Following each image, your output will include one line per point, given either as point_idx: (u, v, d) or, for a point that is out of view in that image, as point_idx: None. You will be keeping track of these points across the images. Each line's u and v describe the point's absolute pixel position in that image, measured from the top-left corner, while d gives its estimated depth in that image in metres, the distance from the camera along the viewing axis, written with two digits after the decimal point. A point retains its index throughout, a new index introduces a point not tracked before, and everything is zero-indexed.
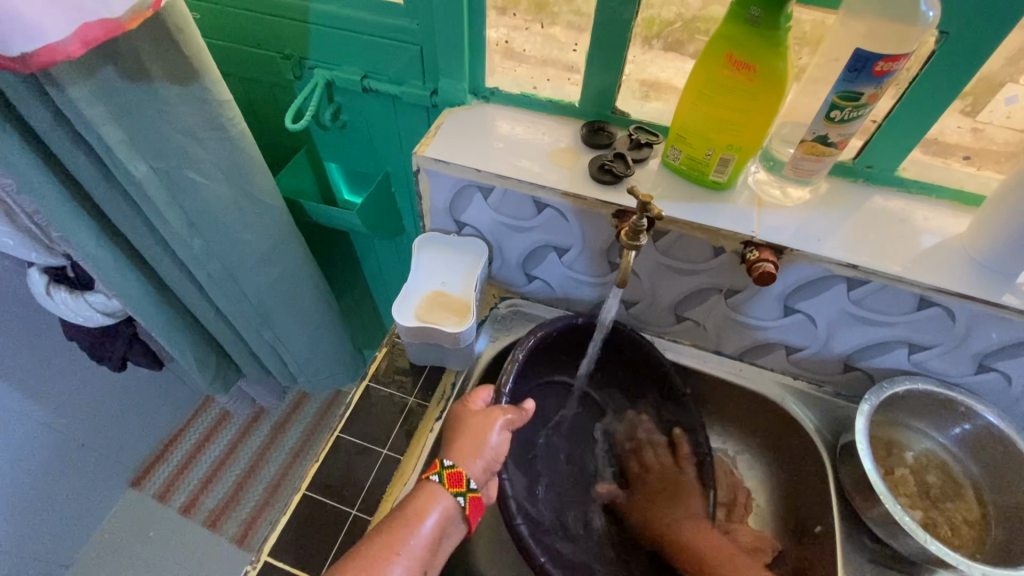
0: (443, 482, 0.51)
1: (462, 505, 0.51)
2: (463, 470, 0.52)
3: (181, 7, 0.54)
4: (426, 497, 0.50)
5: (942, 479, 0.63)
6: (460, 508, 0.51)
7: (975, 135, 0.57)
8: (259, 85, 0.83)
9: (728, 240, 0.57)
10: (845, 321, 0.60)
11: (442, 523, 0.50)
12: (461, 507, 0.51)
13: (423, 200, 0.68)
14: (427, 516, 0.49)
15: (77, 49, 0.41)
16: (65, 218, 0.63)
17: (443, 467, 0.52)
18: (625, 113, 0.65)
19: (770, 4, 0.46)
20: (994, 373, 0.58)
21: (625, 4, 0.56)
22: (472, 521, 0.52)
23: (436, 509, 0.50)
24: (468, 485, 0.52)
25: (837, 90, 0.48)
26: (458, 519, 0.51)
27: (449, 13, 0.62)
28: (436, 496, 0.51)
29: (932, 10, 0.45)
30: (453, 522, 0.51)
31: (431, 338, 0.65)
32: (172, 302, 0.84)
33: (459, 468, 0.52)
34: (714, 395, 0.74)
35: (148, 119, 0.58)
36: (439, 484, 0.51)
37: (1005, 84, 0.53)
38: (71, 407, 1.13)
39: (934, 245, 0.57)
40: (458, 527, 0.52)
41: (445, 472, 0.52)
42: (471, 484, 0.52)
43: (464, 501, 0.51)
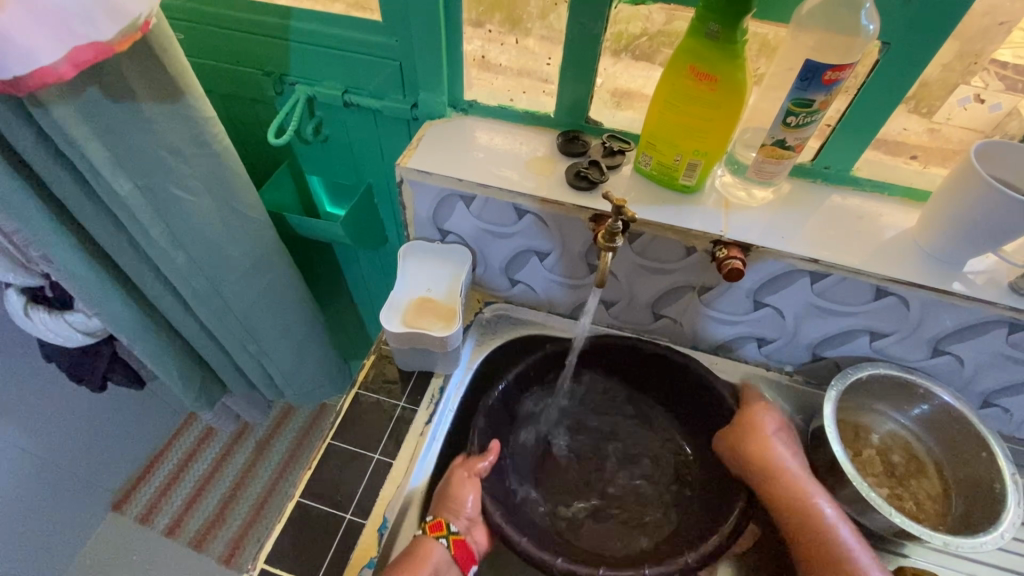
0: (427, 532, 0.57)
1: (449, 548, 0.56)
2: (443, 518, 0.58)
3: (164, 27, 0.55)
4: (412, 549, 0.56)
5: (906, 459, 0.67)
6: (447, 550, 0.56)
7: (933, 134, 0.62)
8: (238, 100, 0.83)
9: (699, 240, 0.60)
10: (811, 313, 0.64)
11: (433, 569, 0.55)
12: (447, 549, 0.56)
13: (407, 210, 0.70)
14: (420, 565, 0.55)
15: (67, 71, 0.42)
16: (48, 237, 0.63)
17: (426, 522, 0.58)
18: (598, 123, 0.69)
19: (727, 21, 0.49)
20: (948, 356, 0.63)
21: (594, 20, 0.59)
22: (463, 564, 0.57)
23: (423, 556, 0.55)
24: (449, 529, 0.57)
25: (792, 98, 0.52)
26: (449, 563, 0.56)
27: (427, 29, 0.64)
28: (421, 549, 0.56)
29: (872, 24, 0.49)
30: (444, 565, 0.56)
31: (419, 344, 0.67)
32: (156, 319, 0.84)
33: (438, 517, 0.58)
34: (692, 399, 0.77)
35: (133, 138, 0.58)
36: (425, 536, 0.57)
37: (959, 87, 0.58)
38: (49, 430, 1.10)
39: (887, 239, 0.61)
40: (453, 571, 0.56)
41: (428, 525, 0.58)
42: (451, 527, 0.57)
43: (447, 542, 0.56)
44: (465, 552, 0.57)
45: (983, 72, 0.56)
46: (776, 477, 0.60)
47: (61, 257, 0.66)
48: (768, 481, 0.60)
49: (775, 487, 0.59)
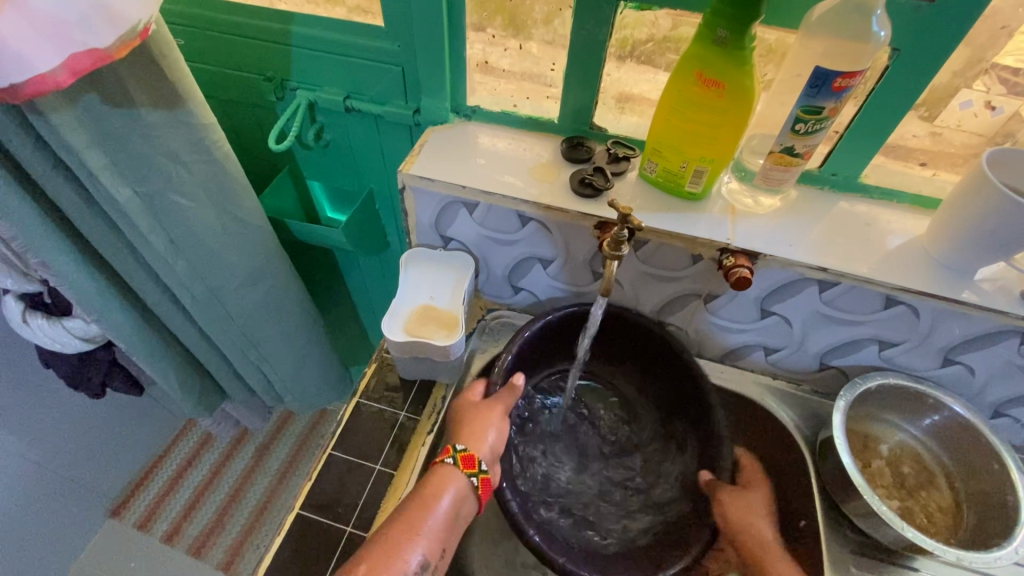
0: (457, 463, 0.55)
1: (475, 485, 0.55)
2: (475, 451, 0.56)
3: (165, 33, 0.55)
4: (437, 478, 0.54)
5: (916, 469, 0.66)
6: (472, 488, 0.55)
7: (933, 139, 0.61)
8: (239, 105, 0.83)
9: (706, 248, 0.59)
10: (819, 322, 0.63)
11: (455, 501, 0.54)
12: (473, 487, 0.55)
13: (408, 217, 0.69)
14: (442, 495, 0.53)
15: (66, 78, 0.41)
16: (47, 245, 0.63)
17: (455, 450, 0.56)
18: (602, 129, 0.68)
19: (735, 26, 0.48)
20: (959, 366, 0.62)
21: (599, 26, 0.59)
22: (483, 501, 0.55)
23: (448, 490, 0.54)
24: (479, 467, 0.55)
25: (801, 105, 0.51)
26: (471, 497, 0.55)
27: (429, 34, 0.63)
28: (447, 478, 0.54)
29: (883, 30, 0.48)
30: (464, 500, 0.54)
31: (421, 352, 0.66)
32: (156, 326, 0.83)
33: (470, 450, 0.56)
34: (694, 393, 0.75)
35: (132, 145, 0.58)
36: (452, 467, 0.55)
37: (957, 92, 0.57)
38: (47, 436, 1.09)
39: (896, 247, 0.60)
40: (473, 506, 0.55)
41: (458, 455, 0.55)
42: (482, 466, 0.55)
43: (476, 481, 0.55)
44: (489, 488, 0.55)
45: (984, 75, 0.55)
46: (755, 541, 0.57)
47: (59, 264, 0.65)
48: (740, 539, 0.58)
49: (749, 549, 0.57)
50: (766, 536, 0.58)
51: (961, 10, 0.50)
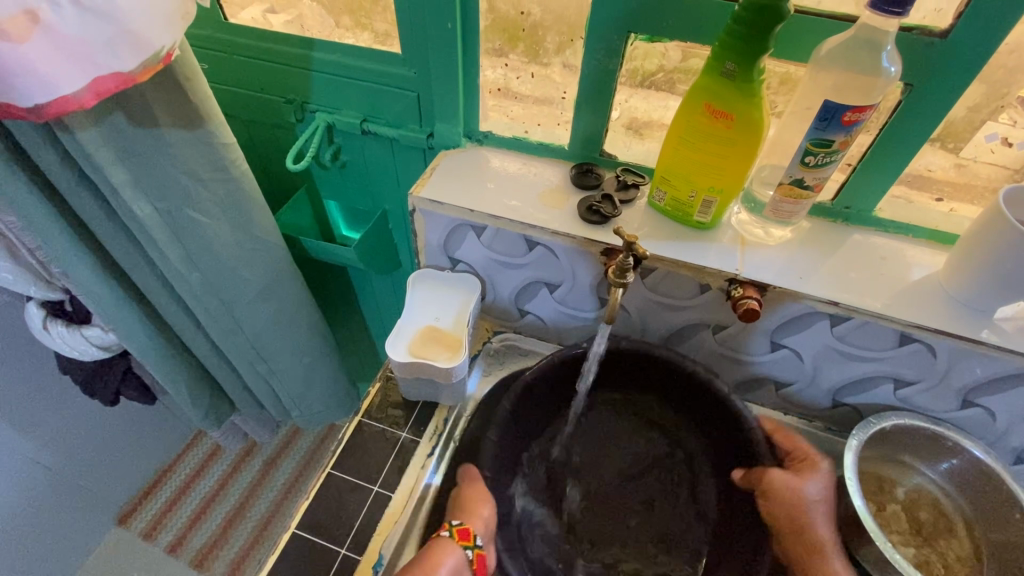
0: (453, 536, 0.54)
1: (469, 560, 0.53)
2: (471, 525, 0.55)
3: (190, 57, 0.57)
4: (437, 552, 0.53)
5: (933, 515, 0.64)
6: (467, 561, 0.53)
7: (960, 170, 0.60)
8: (261, 126, 0.85)
9: (714, 278, 0.59)
10: (831, 357, 0.62)
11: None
12: (469, 562, 0.53)
13: (418, 238, 0.70)
14: (439, 566, 0.52)
15: (89, 99, 0.43)
16: (68, 255, 0.65)
17: (452, 524, 0.55)
18: (612, 156, 0.69)
19: (743, 59, 0.48)
20: (979, 408, 0.59)
21: (611, 57, 0.60)
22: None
23: (446, 559, 0.52)
24: (475, 540, 0.54)
25: (810, 137, 0.51)
26: (466, 572, 0.53)
27: (445, 60, 0.65)
28: (443, 549, 0.53)
29: (893, 65, 0.48)
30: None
31: (424, 374, 0.66)
32: (170, 337, 0.85)
33: (467, 524, 0.55)
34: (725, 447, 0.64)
35: (155, 163, 0.60)
36: (449, 538, 0.54)
37: (985, 123, 0.56)
38: (62, 440, 1.11)
39: (911, 282, 0.59)
40: None
41: (454, 528, 0.55)
42: (477, 540, 0.54)
43: (471, 555, 0.54)
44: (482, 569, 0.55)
45: (1009, 109, 0.54)
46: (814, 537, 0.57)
47: (80, 274, 0.68)
48: (795, 526, 0.58)
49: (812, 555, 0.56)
50: (822, 532, 0.57)
51: (976, 47, 0.49)
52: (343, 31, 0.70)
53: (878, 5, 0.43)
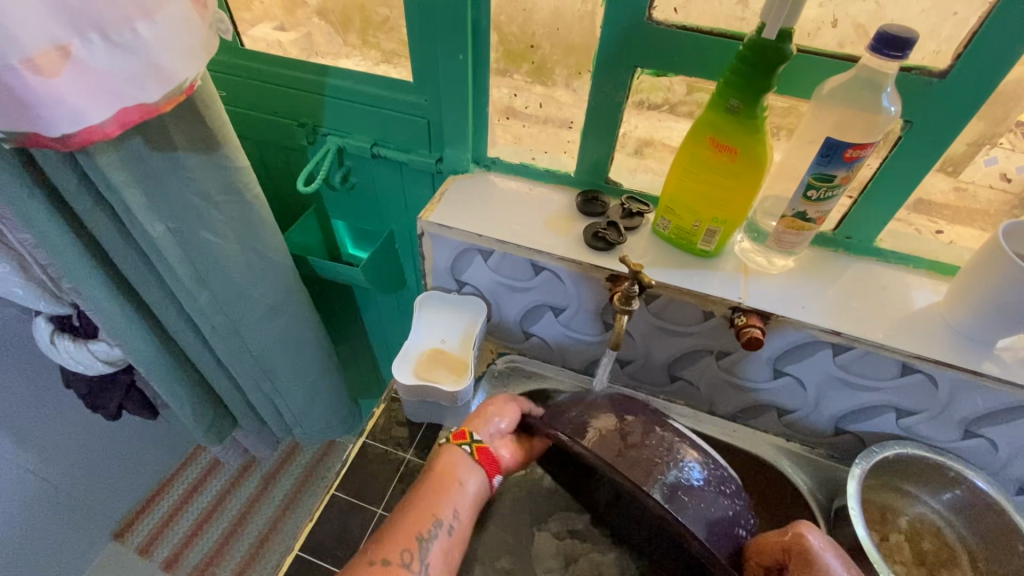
0: (451, 441, 0.59)
1: (471, 453, 0.58)
2: (466, 427, 0.60)
3: (210, 86, 0.58)
4: (446, 457, 0.58)
5: (937, 546, 0.63)
6: (470, 457, 0.58)
7: (959, 193, 0.61)
8: (272, 147, 0.87)
9: (717, 305, 0.59)
10: (833, 386, 0.62)
11: (461, 477, 0.57)
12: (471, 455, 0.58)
13: (426, 260, 0.71)
14: (444, 470, 0.57)
15: (113, 129, 0.45)
16: (79, 272, 0.66)
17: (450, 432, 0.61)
18: (618, 184, 0.70)
19: (747, 98, 0.50)
20: (981, 439, 0.60)
21: (618, 89, 0.61)
22: (490, 469, 0.58)
23: (445, 461, 0.58)
24: (472, 437, 0.59)
25: (812, 172, 0.52)
26: (472, 465, 0.58)
27: (456, 87, 0.66)
28: (448, 454, 0.58)
29: (894, 105, 0.49)
30: (467, 471, 0.57)
31: (429, 396, 0.66)
32: (176, 353, 0.86)
33: (462, 427, 0.61)
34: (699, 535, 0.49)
35: (170, 186, 0.61)
36: (447, 444, 0.59)
37: (985, 149, 0.57)
38: (62, 453, 1.11)
39: (912, 312, 0.59)
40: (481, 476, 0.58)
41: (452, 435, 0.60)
42: (473, 436, 0.59)
43: (470, 449, 0.58)
44: (490, 460, 0.59)
45: (1008, 134, 0.55)
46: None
47: (90, 291, 0.68)
48: None
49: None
50: None
51: (975, 85, 0.50)
52: (350, 49, 0.72)
53: (878, 49, 0.44)
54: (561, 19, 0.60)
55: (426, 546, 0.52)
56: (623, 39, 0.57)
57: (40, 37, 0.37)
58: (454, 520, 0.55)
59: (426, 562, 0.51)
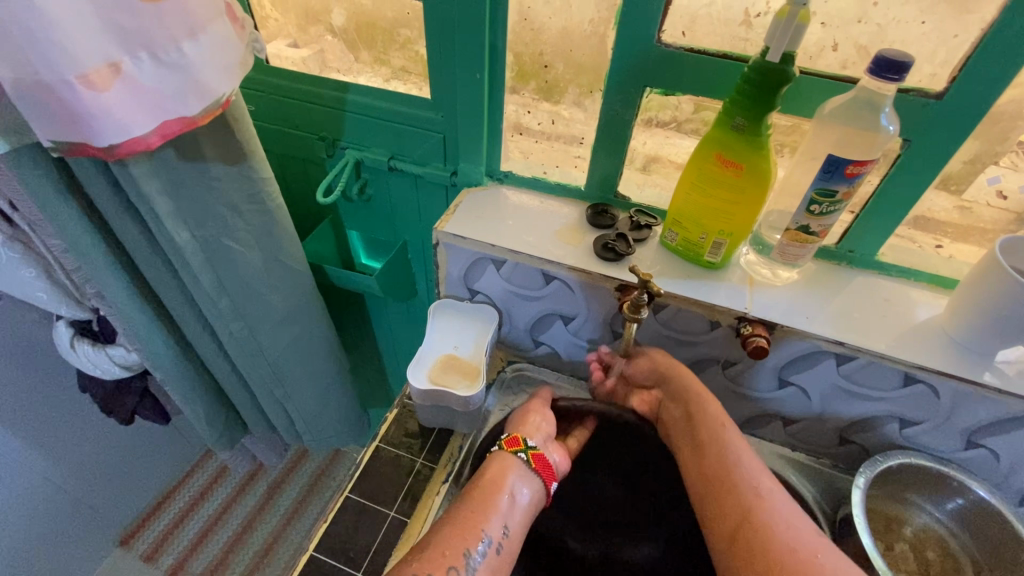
0: (504, 448, 0.62)
1: (525, 461, 0.61)
2: (518, 434, 0.63)
3: (239, 100, 0.61)
4: (501, 463, 0.60)
5: (941, 556, 0.64)
6: (525, 463, 0.61)
7: (962, 212, 0.62)
8: (291, 159, 0.90)
9: (723, 315, 0.61)
10: (837, 396, 0.64)
11: (515, 483, 0.60)
12: (527, 462, 0.61)
13: (440, 270, 0.74)
14: (499, 479, 0.59)
15: (155, 141, 0.47)
16: (106, 277, 0.68)
17: (502, 439, 0.63)
18: (626, 198, 0.73)
19: (752, 116, 0.52)
20: (983, 449, 0.61)
21: (627, 107, 0.64)
22: (545, 478, 0.61)
23: (504, 465, 0.60)
24: (526, 444, 0.62)
25: (815, 187, 0.54)
26: (528, 473, 0.61)
27: (471, 104, 0.69)
28: (502, 461, 0.61)
29: (892, 124, 0.51)
30: (519, 478, 0.60)
31: (442, 401, 0.68)
32: (192, 358, 0.88)
33: (514, 434, 0.63)
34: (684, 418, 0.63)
35: (198, 195, 0.64)
36: (502, 451, 0.62)
37: (987, 168, 0.58)
38: (74, 458, 1.13)
39: (914, 324, 0.61)
40: (534, 483, 0.61)
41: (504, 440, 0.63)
42: (527, 443, 0.62)
43: (526, 456, 0.61)
44: (544, 466, 0.62)
45: (1009, 154, 0.57)
46: (713, 438, 0.60)
47: (115, 296, 0.71)
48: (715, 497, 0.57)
49: (737, 480, 0.57)
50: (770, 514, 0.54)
51: (970, 107, 0.53)
52: (362, 65, 0.75)
53: (877, 72, 0.47)
54: (573, 41, 0.63)
55: (472, 559, 0.52)
56: (632, 61, 0.60)
57: (95, 54, 0.41)
58: (504, 534, 0.56)
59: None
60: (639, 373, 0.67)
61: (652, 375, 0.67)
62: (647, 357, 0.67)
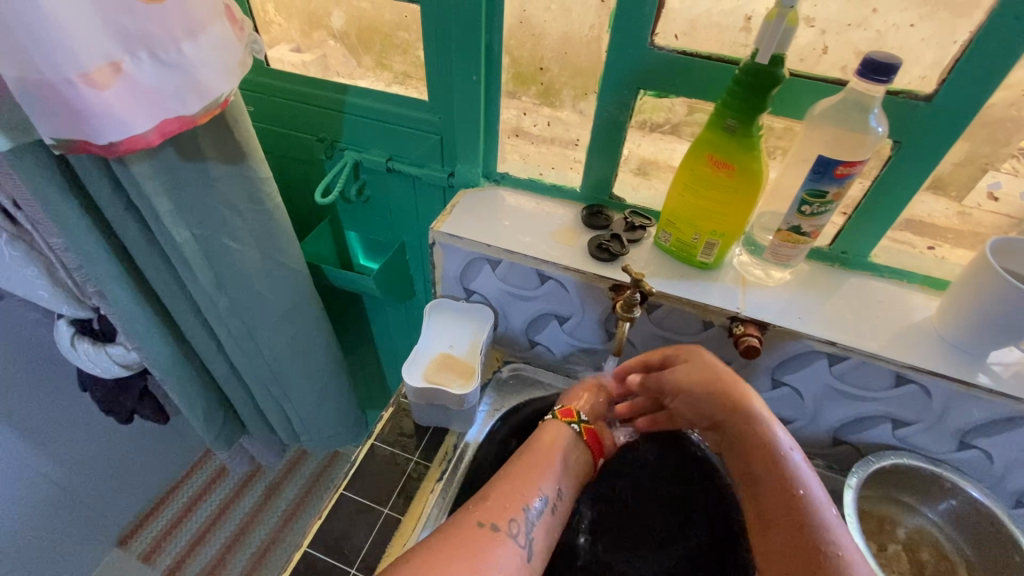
0: (557, 417, 0.62)
1: (579, 434, 0.61)
2: (572, 406, 0.64)
3: (239, 101, 0.62)
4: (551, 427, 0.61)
5: (935, 557, 0.64)
6: (576, 435, 0.61)
7: (963, 218, 0.63)
8: (292, 161, 0.91)
9: (716, 315, 0.62)
10: (830, 396, 0.64)
11: (567, 452, 0.60)
12: (579, 434, 0.61)
13: (436, 269, 0.74)
14: (554, 445, 0.59)
15: (154, 139, 0.48)
16: (106, 276, 0.69)
17: (556, 408, 0.64)
18: (621, 199, 0.73)
19: (744, 117, 0.53)
20: (976, 450, 0.61)
21: (621, 109, 0.65)
22: (595, 451, 0.62)
23: (557, 432, 0.61)
24: (580, 417, 0.63)
25: (806, 188, 0.55)
26: (579, 443, 0.61)
27: (469, 107, 0.70)
28: (556, 430, 0.61)
29: (881, 125, 0.52)
30: (571, 450, 0.60)
31: (437, 399, 0.68)
32: (191, 358, 0.88)
33: (568, 405, 0.64)
34: (744, 459, 0.58)
35: (198, 194, 0.65)
36: (553, 420, 0.62)
37: (988, 172, 0.59)
38: (73, 457, 1.13)
39: (906, 325, 0.61)
40: (583, 455, 0.61)
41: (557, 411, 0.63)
42: (582, 416, 0.63)
43: (579, 428, 0.62)
44: (595, 441, 0.62)
45: (1012, 159, 0.57)
46: (778, 490, 0.55)
47: (115, 294, 0.71)
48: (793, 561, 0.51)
49: (826, 564, 0.49)
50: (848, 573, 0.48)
51: (958, 110, 0.53)
52: (363, 70, 0.76)
53: (866, 74, 0.48)
54: (569, 44, 0.64)
55: (530, 514, 0.53)
56: (626, 63, 0.61)
57: (97, 54, 0.42)
58: (558, 497, 0.56)
59: (530, 533, 0.52)
60: (687, 409, 0.62)
61: (706, 417, 0.61)
62: (700, 378, 0.60)
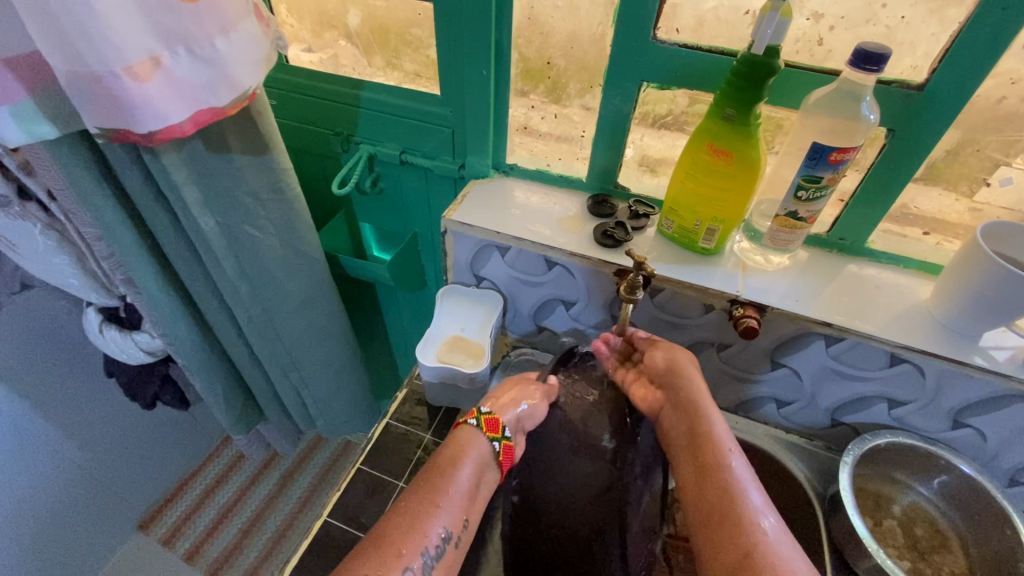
0: (480, 426, 0.60)
1: (496, 452, 0.60)
2: (498, 417, 0.61)
3: (263, 96, 0.66)
4: (464, 437, 0.59)
5: (929, 532, 0.66)
6: (495, 453, 0.60)
7: (975, 214, 0.64)
8: (308, 155, 0.95)
9: (717, 298, 0.64)
10: (829, 377, 0.66)
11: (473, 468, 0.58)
12: (495, 453, 0.60)
13: (448, 257, 0.77)
14: (462, 463, 0.57)
15: (188, 128, 0.52)
16: (136, 263, 0.73)
17: (481, 413, 0.62)
18: (625, 188, 0.76)
19: (741, 107, 0.55)
20: (969, 429, 0.63)
21: (626, 102, 0.67)
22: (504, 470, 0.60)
23: (471, 446, 0.59)
24: (502, 433, 0.61)
25: (801, 174, 0.57)
26: (492, 462, 0.59)
27: (479, 102, 0.73)
28: (470, 440, 0.59)
29: (873, 113, 0.54)
30: (490, 467, 0.59)
31: (449, 379, 0.72)
32: (212, 343, 0.92)
33: (494, 415, 0.61)
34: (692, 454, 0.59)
35: (223, 184, 0.68)
36: (475, 428, 0.60)
37: (999, 167, 0.60)
38: (98, 442, 1.18)
39: (902, 308, 0.64)
40: (493, 476, 0.60)
41: (482, 417, 0.61)
42: (505, 433, 0.61)
43: (498, 447, 0.60)
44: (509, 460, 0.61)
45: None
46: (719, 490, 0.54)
47: (143, 280, 0.75)
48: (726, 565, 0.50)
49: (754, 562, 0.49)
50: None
51: (950, 101, 0.55)
52: (377, 68, 0.80)
53: (858, 64, 0.50)
54: (577, 40, 0.67)
55: (427, 556, 0.51)
56: (630, 58, 0.64)
57: (139, 49, 0.46)
58: (463, 528, 0.55)
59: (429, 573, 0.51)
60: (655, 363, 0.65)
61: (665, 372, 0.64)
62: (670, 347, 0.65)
